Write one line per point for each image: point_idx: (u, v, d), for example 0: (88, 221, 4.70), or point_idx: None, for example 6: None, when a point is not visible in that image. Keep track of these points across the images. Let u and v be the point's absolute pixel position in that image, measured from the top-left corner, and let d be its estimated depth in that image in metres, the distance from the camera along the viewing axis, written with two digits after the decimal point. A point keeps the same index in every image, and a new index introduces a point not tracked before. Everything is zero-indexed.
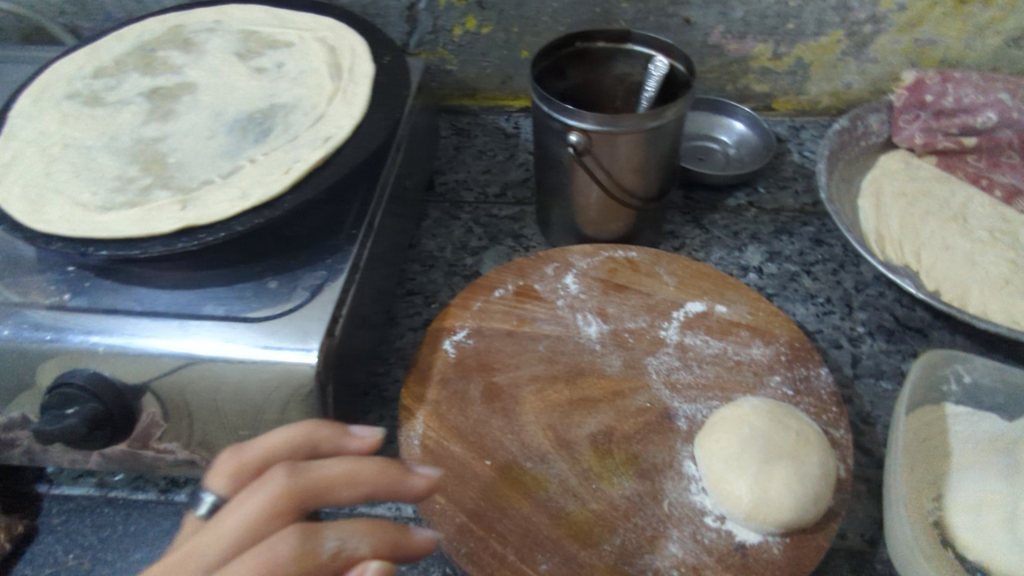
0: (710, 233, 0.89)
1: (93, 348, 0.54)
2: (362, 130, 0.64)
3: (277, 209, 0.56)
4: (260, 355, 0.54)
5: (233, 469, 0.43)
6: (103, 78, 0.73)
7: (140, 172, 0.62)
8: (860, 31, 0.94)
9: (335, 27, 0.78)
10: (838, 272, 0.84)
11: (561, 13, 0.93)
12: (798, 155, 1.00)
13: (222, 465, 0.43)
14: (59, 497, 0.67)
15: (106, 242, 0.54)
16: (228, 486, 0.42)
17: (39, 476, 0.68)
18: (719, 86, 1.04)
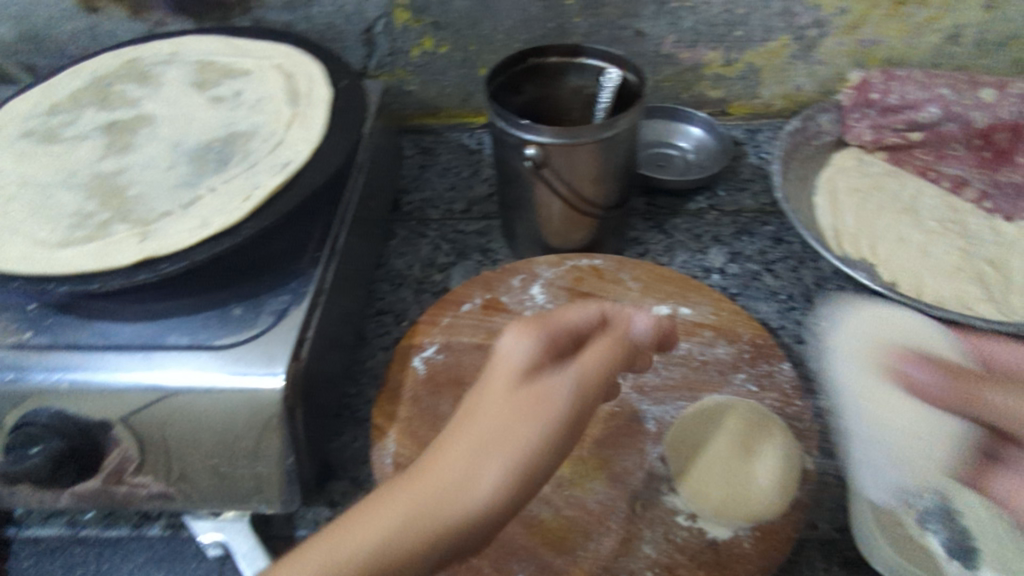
0: (673, 237, 0.91)
1: (56, 386, 0.54)
2: (321, 154, 0.65)
3: (237, 236, 0.57)
4: (226, 381, 0.54)
5: None
6: (59, 115, 0.73)
7: (99, 206, 0.62)
8: (805, 35, 0.98)
9: (291, 54, 0.79)
10: (799, 269, 0.86)
11: (516, 31, 0.95)
12: (755, 157, 1.03)
13: None
14: (28, 539, 0.65)
15: (63, 278, 0.54)
16: None
17: (8, 519, 0.67)
18: (675, 95, 1.07)
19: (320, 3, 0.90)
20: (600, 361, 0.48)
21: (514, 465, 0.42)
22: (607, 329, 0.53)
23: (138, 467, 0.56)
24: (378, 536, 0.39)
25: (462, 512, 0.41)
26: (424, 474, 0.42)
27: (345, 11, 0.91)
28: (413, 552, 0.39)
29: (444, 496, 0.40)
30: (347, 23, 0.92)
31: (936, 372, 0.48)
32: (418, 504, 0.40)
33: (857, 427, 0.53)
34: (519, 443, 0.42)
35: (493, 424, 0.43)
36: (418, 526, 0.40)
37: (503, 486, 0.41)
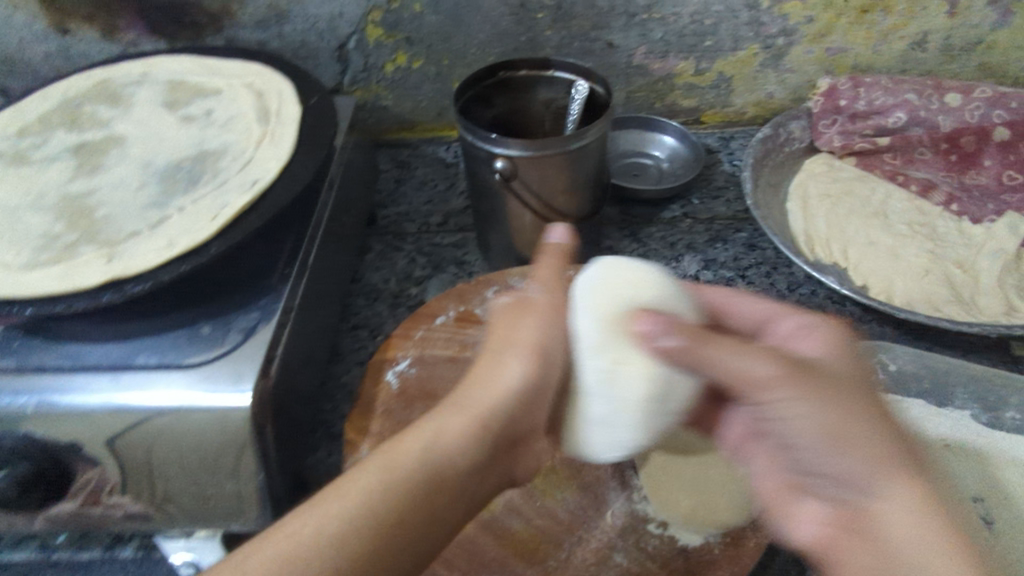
0: (648, 246, 0.92)
1: (22, 409, 0.54)
2: (289, 172, 0.65)
3: (203, 255, 0.57)
4: (194, 401, 0.54)
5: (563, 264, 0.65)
6: (28, 137, 0.73)
7: (66, 228, 0.62)
8: (774, 43, 0.99)
9: (262, 72, 0.79)
10: (771, 274, 0.87)
11: (488, 45, 0.96)
12: (729, 164, 1.04)
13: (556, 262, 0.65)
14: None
15: (29, 301, 0.54)
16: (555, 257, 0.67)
17: None
18: (649, 104, 1.08)
19: (292, 21, 0.90)
20: (552, 269, 0.63)
21: (530, 355, 0.57)
22: (545, 257, 0.63)
23: (116, 487, 0.56)
24: (438, 429, 0.52)
25: (495, 406, 0.55)
26: (466, 390, 0.57)
27: (317, 28, 0.91)
28: (468, 439, 0.52)
29: (479, 395, 0.56)
30: (320, 40, 0.93)
31: (680, 334, 0.51)
32: (464, 405, 0.55)
33: (588, 389, 0.55)
34: (523, 341, 0.58)
35: (499, 342, 0.60)
36: (462, 420, 0.54)
37: (523, 373, 0.56)
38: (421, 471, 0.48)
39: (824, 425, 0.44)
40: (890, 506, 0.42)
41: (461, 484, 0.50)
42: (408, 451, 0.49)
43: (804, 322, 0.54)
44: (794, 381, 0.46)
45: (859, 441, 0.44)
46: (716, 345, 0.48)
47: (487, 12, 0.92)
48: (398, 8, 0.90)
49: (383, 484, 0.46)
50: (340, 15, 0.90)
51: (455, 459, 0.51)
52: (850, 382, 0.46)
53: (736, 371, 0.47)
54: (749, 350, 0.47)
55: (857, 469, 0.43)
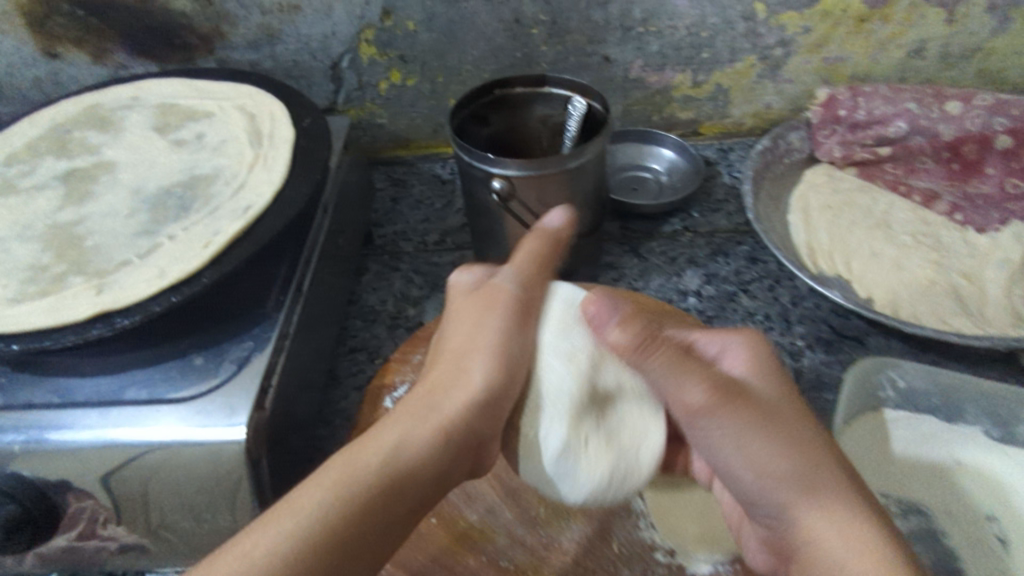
0: (648, 261, 0.90)
1: (10, 447, 0.52)
2: (283, 196, 0.64)
3: (195, 285, 0.56)
4: (186, 437, 0.53)
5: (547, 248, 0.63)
6: (17, 165, 0.72)
7: (54, 259, 0.61)
8: (771, 54, 0.98)
9: (254, 93, 0.78)
10: (775, 288, 0.86)
11: (483, 61, 0.95)
12: (729, 176, 1.03)
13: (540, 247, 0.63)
14: None
15: (16, 336, 0.52)
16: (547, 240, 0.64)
17: None
18: (646, 117, 1.07)
19: (284, 41, 0.89)
20: (532, 258, 0.61)
21: (494, 359, 0.54)
22: (532, 239, 0.62)
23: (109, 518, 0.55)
24: (398, 437, 0.48)
25: (460, 409, 0.51)
26: (430, 391, 0.53)
27: (310, 47, 0.90)
28: (429, 445, 0.49)
29: (442, 398, 0.52)
30: (313, 59, 0.92)
31: (632, 331, 0.52)
32: (427, 409, 0.51)
33: (551, 407, 0.56)
34: (489, 343, 0.55)
35: (465, 339, 0.56)
36: (428, 427, 0.50)
37: (487, 376, 0.53)
38: (377, 484, 0.45)
39: (752, 452, 0.48)
40: (816, 520, 0.47)
41: (421, 494, 0.47)
42: (364, 462, 0.46)
43: (732, 337, 0.58)
44: (723, 410, 0.49)
45: (783, 462, 0.48)
46: (660, 355, 0.51)
47: (481, 28, 0.91)
48: (391, 25, 0.89)
49: (336, 500, 0.44)
50: (333, 34, 0.89)
51: (415, 467, 0.47)
52: (772, 404, 0.50)
53: (677, 395, 0.51)
54: (687, 376, 0.50)
55: (782, 488, 0.48)
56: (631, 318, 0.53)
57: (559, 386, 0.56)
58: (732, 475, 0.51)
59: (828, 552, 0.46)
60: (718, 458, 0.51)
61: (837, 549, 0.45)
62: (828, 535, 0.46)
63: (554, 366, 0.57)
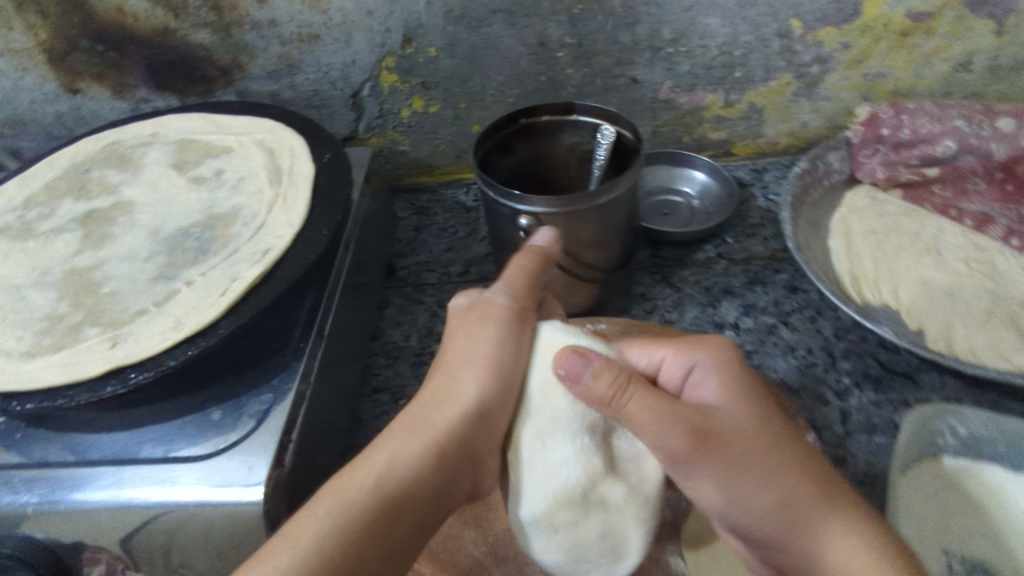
0: (681, 291, 0.87)
1: (24, 510, 0.50)
2: (302, 237, 0.62)
3: (211, 336, 0.53)
4: (201, 498, 0.50)
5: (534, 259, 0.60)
6: (36, 208, 0.71)
7: (70, 308, 0.60)
8: (808, 72, 0.94)
9: (274, 127, 0.77)
10: (817, 319, 0.81)
11: (507, 85, 0.92)
12: (763, 199, 0.99)
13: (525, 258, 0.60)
14: None
15: (30, 393, 0.51)
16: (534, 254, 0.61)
17: None
18: (676, 139, 1.03)
19: (304, 71, 0.88)
20: (526, 270, 0.58)
21: (487, 369, 0.51)
22: (521, 255, 0.60)
23: (128, 567, 0.53)
24: (389, 458, 0.47)
25: (451, 426, 0.49)
26: (419, 411, 0.51)
27: (330, 77, 0.88)
28: (420, 467, 0.47)
29: (433, 414, 0.51)
30: (333, 88, 0.90)
31: (609, 376, 0.48)
32: (414, 426, 0.50)
33: (552, 457, 0.50)
34: (481, 353, 0.52)
35: (457, 352, 0.54)
36: (420, 444, 0.49)
37: (479, 389, 0.51)
38: (371, 508, 0.44)
39: (735, 488, 0.48)
40: (808, 538, 0.47)
41: (417, 512, 0.46)
42: (355, 487, 0.45)
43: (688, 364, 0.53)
44: (704, 455, 0.48)
45: (766, 491, 0.48)
46: (640, 400, 0.48)
47: (504, 52, 0.88)
48: (412, 53, 0.87)
49: (332, 527, 0.43)
50: (353, 63, 0.87)
51: (407, 488, 0.46)
52: (743, 432, 0.49)
53: (659, 444, 0.49)
54: (668, 424, 0.48)
55: (770, 518, 0.48)
56: (605, 364, 0.49)
57: (563, 434, 0.51)
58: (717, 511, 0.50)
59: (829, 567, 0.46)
60: (702, 498, 0.50)
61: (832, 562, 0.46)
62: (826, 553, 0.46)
63: (539, 415, 0.51)
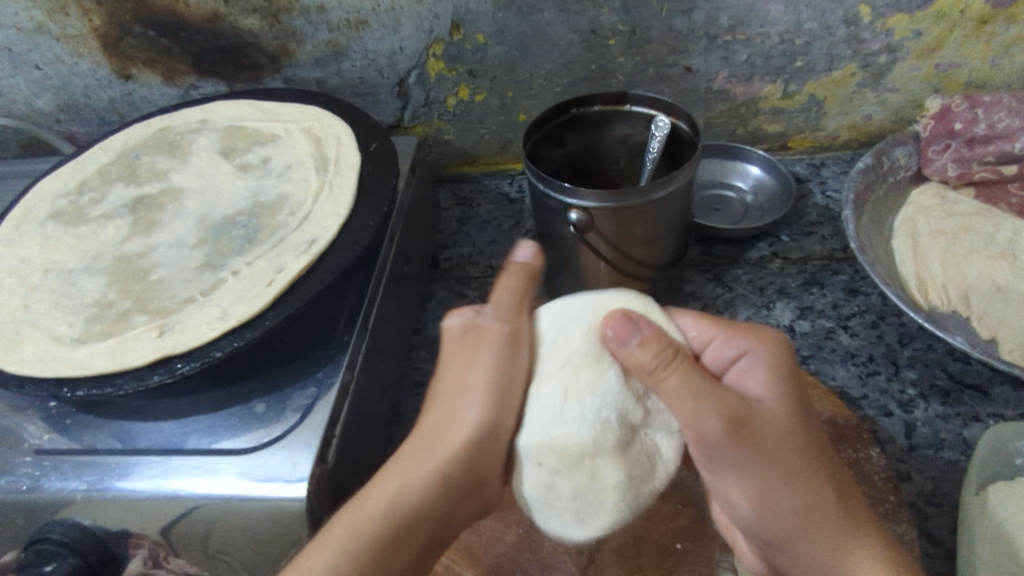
0: (733, 291, 0.83)
1: (72, 496, 0.50)
2: (349, 228, 0.61)
3: (256, 328, 0.53)
4: (245, 492, 0.50)
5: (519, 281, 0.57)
6: (88, 193, 0.72)
7: (120, 294, 0.60)
8: (875, 62, 0.88)
9: (320, 115, 0.76)
10: (879, 324, 0.77)
11: (555, 74, 0.89)
12: (821, 196, 0.94)
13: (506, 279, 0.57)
14: None
15: (80, 380, 0.51)
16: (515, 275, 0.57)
17: None
18: (730, 131, 0.98)
19: (351, 58, 0.86)
20: (512, 290, 0.56)
21: (484, 396, 0.50)
22: (503, 276, 0.57)
23: (171, 552, 0.52)
24: (398, 485, 0.48)
25: (452, 454, 0.50)
26: (423, 436, 0.52)
27: (376, 64, 0.87)
28: (425, 496, 0.48)
29: (438, 442, 0.51)
30: (379, 76, 0.89)
31: (657, 347, 0.48)
32: (418, 454, 0.50)
33: (570, 409, 0.49)
34: (477, 381, 0.51)
35: (455, 378, 0.53)
36: (424, 473, 0.49)
37: (478, 414, 0.50)
38: (380, 537, 0.46)
39: (759, 486, 0.48)
40: (824, 549, 0.47)
41: (424, 537, 0.48)
42: (365, 516, 0.47)
43: (739, 350, 0.52)
44: (734, 446, 0.47)
45: (789, 497, 0.47)
46: (682, 381, 0.47)
47: (555, 40, 0.85)
48: (460, 40, 0.85)
49: (343, 551, 0.45)
50: (400, 50, 0.85)
51: (416, 517, 0.47)
52: (781, 432, 0.48)
53: (693, 428, 0.47)
54: (705, 409, 0.47)
55: (788, 522, 0.48)
56: (656, 334, 0.48)
57: (594, 400, 0.49)
58: (731, 501, 0.50)
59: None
60: (721, 486, 0.50)
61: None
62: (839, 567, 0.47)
63: (578, 370, 0.50)
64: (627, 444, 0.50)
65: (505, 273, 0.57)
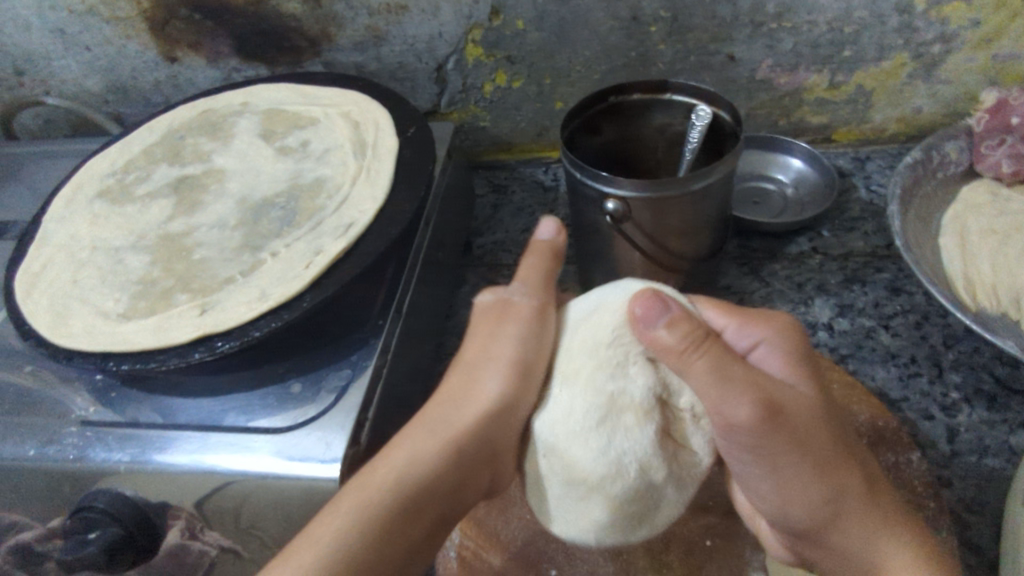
0: (771, 286, 0.82)
1: (116, 467, 0.52)
2: (385, 213, 0.61)
3: (295, 310, 0.54)
4: (281, 469, 0.51)
5: (539, 260, 0.62)
6: (134, 172, 0.74)
7: (163, 273, 0.62)
8: (928, 52, 0.85)
9: (359, 100, 0.76)
10: (922, 325, 0.75)
11: (594, 61, 0.88)
12: (866, 191, 0.91)
13: (527, 259, 0.63)
14: None
15: (125, 355, 0.53)
16: (540, 251, 0.63)
17: None
18: (772, 122, 0.96)
19: (390, 43, 0.87)
20: (537, 271, 0.61)
21: (507, 368, 0.54)
22: (530, 254, 0.63)
23: (208, 524, 0.54)
24: (409, 459, 0.50)
25: (469, 423, 0.53)
26: (440, 411, 0.56)
27: (415, 49, 0.87)
28: (436, 468, 0.50)
29: (452, 417, 0.55)
30: (418, 61, 0.89)
31: (685, 329, 0.45)
32: (433, 429, 0.53)
33: (596, 441, 0.47)
34: (503, 353, 0.55)
35: (478, 354, 0.58)
36: (437, 449, 0.51)
37: (499, 388, 0.54)
38: (389, 513, 0.46)
39: (786, 474, 0.47)
40: (853, 539, 0.47)
41: (432, 510, 0.49)
42: (374, 484, 0.48)
43: (755, 339, 0.53)
44: (766, 435, 0.45)
45: (819, 488, 0.47)
46: (710, 363, 0.45)
47: (595, 26, 0.84)
48: (500, 25, 0.84)
49: (361, 525, 0.45)
50: (439, 35, 0.85)
51: (420, 490, 0.49)
52: (809, 418, 0.47)
53: (724, 414, 0.45)
54: (734, 394, 0.45)
55: (818, 512, 0.47)
56: (684, 314, 0.46)
57: (622, 442, 0.47)
58: (756, 486, 0.50)
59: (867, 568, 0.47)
60: (748, 477, 0.49)
61: (872, 566, 0.47)
62: (869, 555, 0.47)
63: (619, 413, 0.47)
64: (643, 492, 0.48)
65: (528, 253, 0.63)
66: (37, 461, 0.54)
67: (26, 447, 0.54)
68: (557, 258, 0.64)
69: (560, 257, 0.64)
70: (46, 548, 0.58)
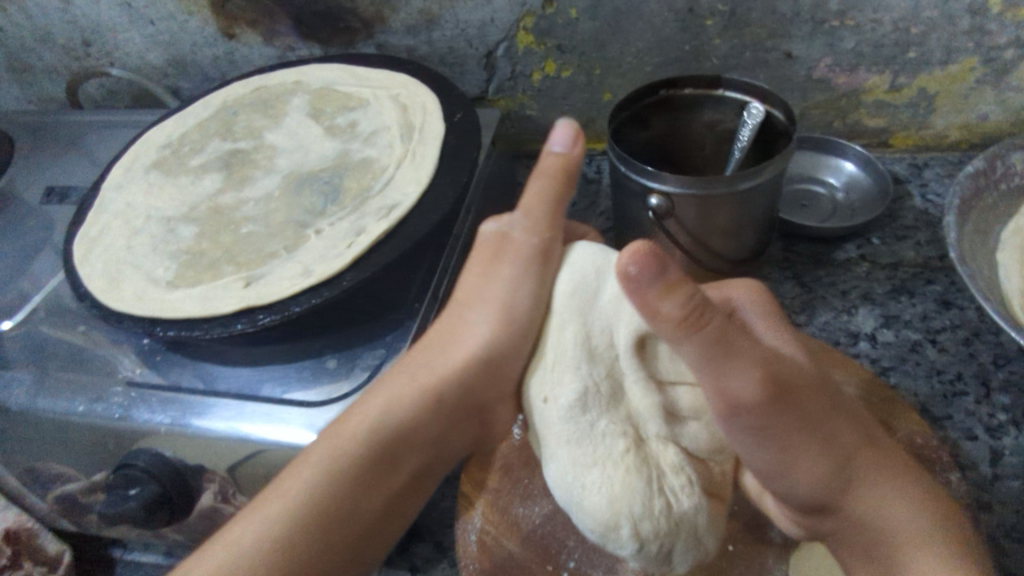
0: (814, 292, 0.80)
1: (157, 428, 0.54)
2: (428, 197, 0.62)
3: (335, 288, 0.55)
4: (313, 439, 0.52)
5: (543, 187, 0.56)
6: (189, 144, 0.76)
7: (211, 244, 0.64)
8: (1000, 57, 0.81)
9: (408, 83, 0.76)
10: (971, 342, 0.72)
11: (646, 53, 0.86)
12: (921, 199, 0.88)
13: (534, 185, 0.57)
14: (131, 561, 0.76)
15: (173, 322, 0.55)
16: (545, 173, 0.56)
17: (116, 541, 0.77)
18: (826, 123, 0.92)
19: (442, 27, 0.87)
20: (540, 203, 0.57)
21: (495, 313, 0.56)
22: (537, 176, 0.57)
23: (237, 490, 0.56)
24: (384, 405, 0.53)
25: (448, 373, 0.55)
26: (423, 352, 0.56)
27: (466, 34, 0.87)
28: (413, 410, 0.53)
29: (435, 358, 0.56)
30: (468, 46, 0.89)
31: (683, 297, 0.43)
32: (412, 369, 0.55)
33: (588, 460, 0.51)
34: (493, 296, 0.56)
35: (469, 292, 0.58)
36: (415, 392, 0.54)
37: (485, 333, 0.55)
38: (361, 459, 0.50)
39: (791, 454, 0.47)
40: (867, 509, 0.47)
41: (412, 455, 0.54)
42: (349, 434, 0.51)
43: (745, 298, 0.58)
44: (772, 408, 0.44)
45: (825, 459, 0.46)
46: (709, 331, 0.43)
47: (649, 18, 0.82)
48: (553, 13, 0.83)
49: (326, 473, 0.49)
50: (491, 21, 0.85)
51: (397, 437, 0.52)
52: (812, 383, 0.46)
53: (724, 386, 0.45)
54: (733, 365, 0.44)
55: (824, 487, 0.47)
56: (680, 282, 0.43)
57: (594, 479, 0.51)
58: (758, 463, 0.49)
59: (882, 541, 0.47)
60: (750, 449, 0.48)
61: (888, 541, 0.47)
62: (878, 530, 0.47)
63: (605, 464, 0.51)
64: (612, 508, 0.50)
65: (536, 173, 0.57)
66: (84, 417, 0.56)
67: (75, 403, 0.57)
68: (572, 171, 0.57)
69: (575, 172, 0.57)
70: (90, 499, 0.61)
